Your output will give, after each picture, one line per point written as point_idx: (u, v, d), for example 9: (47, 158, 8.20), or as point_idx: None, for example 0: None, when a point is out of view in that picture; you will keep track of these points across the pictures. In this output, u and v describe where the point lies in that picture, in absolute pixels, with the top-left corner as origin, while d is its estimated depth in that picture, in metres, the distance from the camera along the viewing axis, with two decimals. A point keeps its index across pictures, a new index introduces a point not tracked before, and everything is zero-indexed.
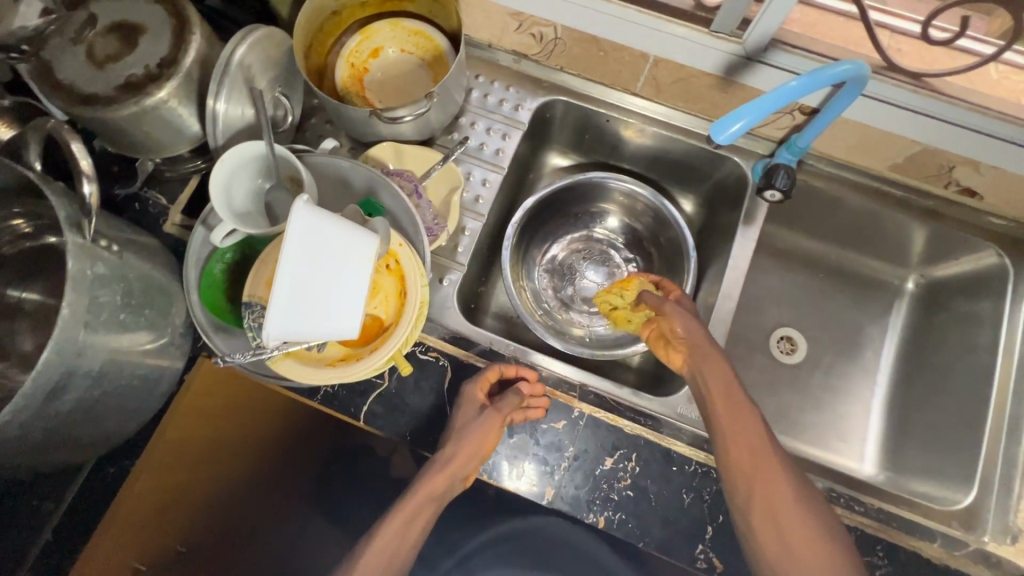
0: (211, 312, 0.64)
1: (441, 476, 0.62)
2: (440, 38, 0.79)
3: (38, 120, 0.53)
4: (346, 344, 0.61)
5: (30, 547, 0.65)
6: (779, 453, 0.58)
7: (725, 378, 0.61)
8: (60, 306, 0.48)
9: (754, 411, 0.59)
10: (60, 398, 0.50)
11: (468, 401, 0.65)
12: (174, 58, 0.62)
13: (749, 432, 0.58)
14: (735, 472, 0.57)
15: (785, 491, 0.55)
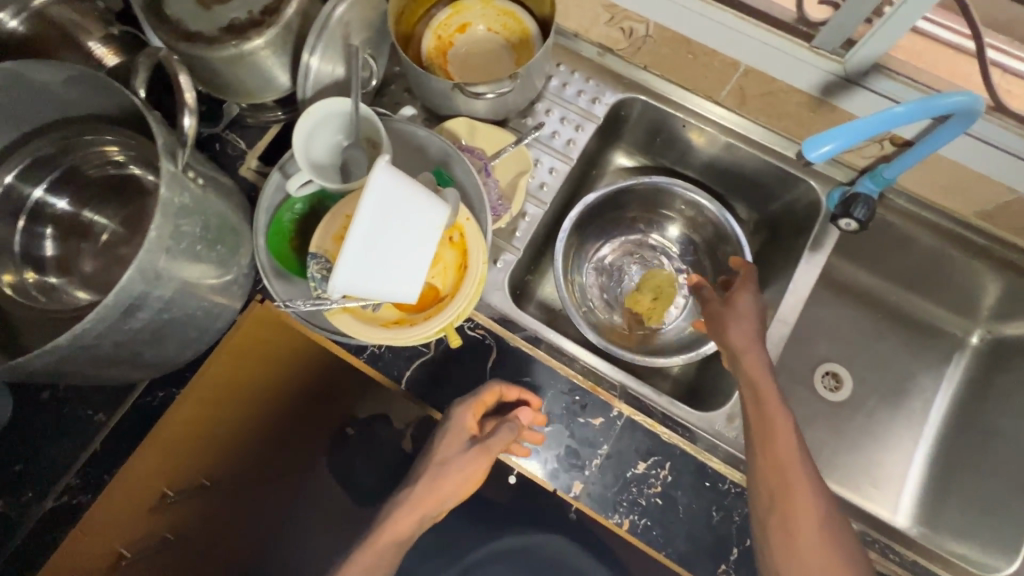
0: (276, 258, 0.66)
1: (411, 512, 0.62)
2: (529, 21, 0.79)
3: (152, 49, 0.55)
4: (401, 308, 0.61)
5: (74, 458, 0.67)
6: (806, 464, 0.56)
7: (761, 379, 0.60)
8: (149, 229, 0.50)
9: (786, 417, 0.58)
10: (135, 316, 0.52)
11: (457, 429, 0.63)
12: (277, 7, 0.63)
13: (783, 452, 0.56)
14: (759, 478, 0.57)
15: (808, 502, 0.55)
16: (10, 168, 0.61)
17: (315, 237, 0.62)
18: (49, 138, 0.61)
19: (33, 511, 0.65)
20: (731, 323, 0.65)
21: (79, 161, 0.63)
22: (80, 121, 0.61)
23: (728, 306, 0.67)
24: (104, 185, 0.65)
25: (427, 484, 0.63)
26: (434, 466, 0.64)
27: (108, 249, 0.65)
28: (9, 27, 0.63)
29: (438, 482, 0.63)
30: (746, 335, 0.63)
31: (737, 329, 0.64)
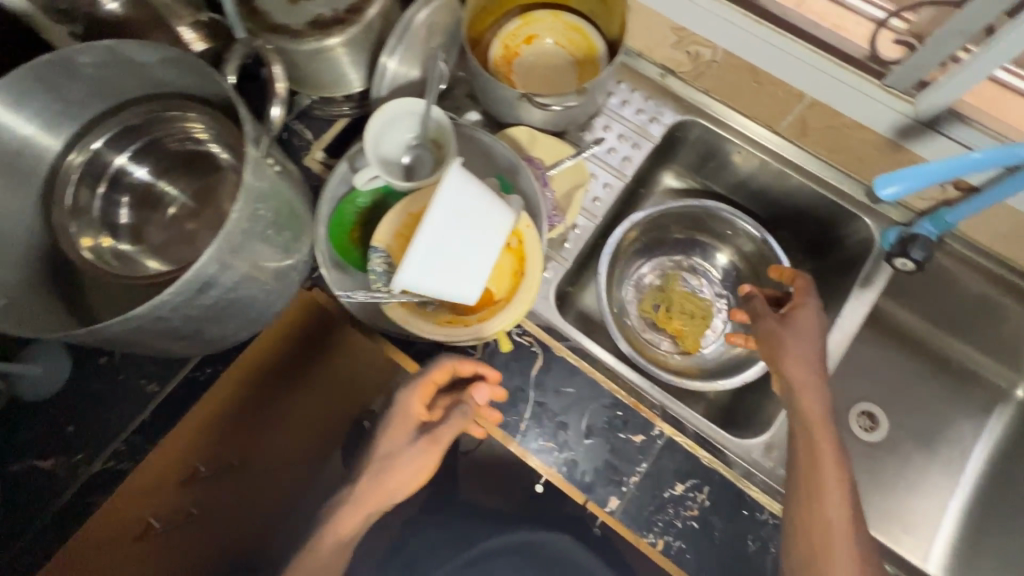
0: (336, 248, 0.68)
1: (352, 514, 0.59)
2: (596, 38, 0.80)
3: (249, 38, 0.58)
4: (456, 308, 0.62)
5: (120, 425, 0.68)
6: (853, 510, 0.57)
7: (819, 419, 0.61)
8: (231, 211, 0.52)
9: (839, 461, 0.59)
10: (206, 293, 0.54)
11: (405, 416, 0.62)
12: (361, 7, 0.65)
13: (825, 495, 0.57)
14: (801, 515, 0.57)
15: (851, 548, 0.55)
16: (98, 135, 0.63)
17: (378, 231, 0.63)
18: (135, 110, 0.63)
19: (79, 473, 0.66)
20: (792, 354, 0.63)
21: (160, 134, 0.65)
22: (168, 98, 0.63)
23: (791, 324, 0.65)
24: (179, 159, 0.67)
25: (370, 482, 0.60)
26: (378, 460, 0.61)
27: (175, 225, 0.67)
28: (108, 8, 0.63)
29: (380, 478, 0.60)
30: (806, 367, 0.63)
31: (795, 362, 0.63)
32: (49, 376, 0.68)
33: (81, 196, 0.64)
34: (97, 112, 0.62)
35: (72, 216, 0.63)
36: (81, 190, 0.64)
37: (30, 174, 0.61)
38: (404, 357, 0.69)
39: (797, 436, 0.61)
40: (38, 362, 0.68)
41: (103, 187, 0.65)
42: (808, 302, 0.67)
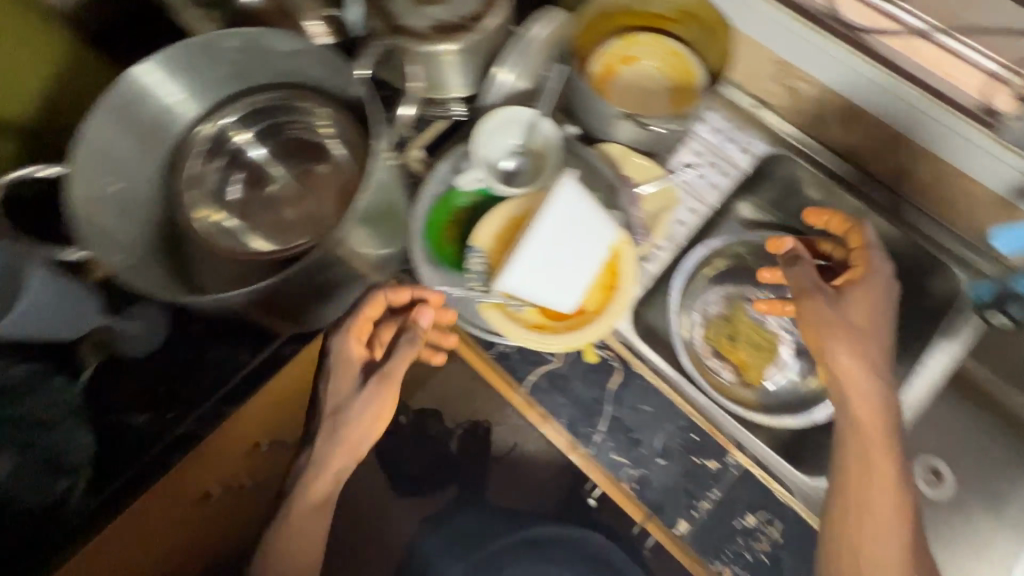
0: (430, 243, 0.69)
1: (322, 473, 0.65)
2: (696, 65, 0.80)
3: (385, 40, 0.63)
4: (545, 315, 0.63)
5: (204, 392, 0.70)
6: (898, 514, 0.59)
7: (874, 423, 0.60)
8: (354, 198, 0.53)
9: (890, 466, 0.59)
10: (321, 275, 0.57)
11: (348, 359, 0.65)
12: (481, 16, 0.67)
13: (871, 505, 0.58)
14: (839, 519, 0.59)
15: (888, 550, 0.58)
16: (228, 112, 0.67)
17: (478, 232, 0.65)
18: (266, 94, 0.66)
19: (164, 435, 0.69)
20: (841, 348, 0.61)
21: (282, 118, 0.67)
22: (296, 87, 0.65)
23: (837, 303, 0.62)
24: (295, 145, 0.68)
25: (331, 440, 0.65)
26: (327, 415, 0.66)
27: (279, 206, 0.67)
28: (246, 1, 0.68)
29: (334, 436, 0.65)
30: (858, 364, 0.61)
31: (848, 361, 0.61)
32: (148, 337, 0.69)
33: (204, 167, 0.67)
34: (235, 88, 0.66)
35: (191, 183, 0.67)
36: (204, 161, 0.67)
37: (163, 138, 0.64)
38: (483, 360, 0.70)
39: (847, 442, 0.60)
40: (140, 321, 0.68)
41: (221, 162, 0.67)
42: (873, 265, 0.64)
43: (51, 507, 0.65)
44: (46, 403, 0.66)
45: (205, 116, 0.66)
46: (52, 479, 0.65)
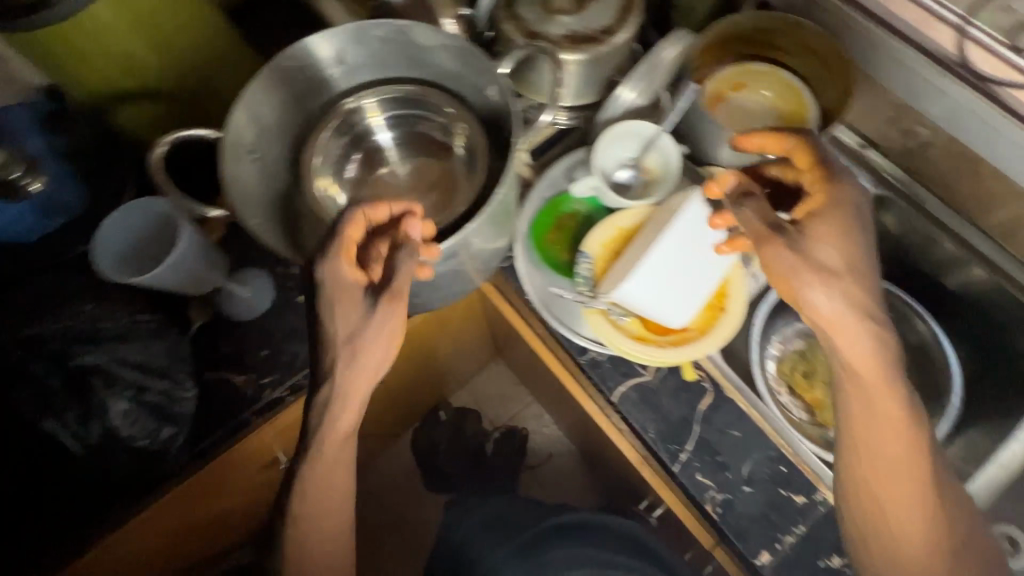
0: (534, 244, 0.71)
1: (347, 408, 0.60)
2: (809, 101, 0.80)
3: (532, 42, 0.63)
4: (647, 327, 0.64)
5: (292, 362, 0.71)
6: (924, 465, 0.55)
7: (871, 374, 0.54)
8: (496, 189, 0.57)
9: (902, 419, 0.55)
10: (446, 259, 0.59)
11: (346, 284, 0.56)
12: (613, 30, 0.69)
13: (888, 458, 0.55)
14: (864, 492, 0.56)
15: (922, 510, 0.55)
16: (358, 99, 0.67)
17: (589, 238, 0.67)
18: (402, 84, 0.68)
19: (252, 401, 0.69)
20: (808, 291, 0.54)
21: (414, 110, 0.68)
22: (435, 88, 0.67)
23: (804, 244, 0.54)
24: (421, 139, 0.70)
25: (351, 373, 0.58)
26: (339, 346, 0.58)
27: (397, 194, 0.69)
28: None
29: (347, 369, 0.58)
30: (826, 301, 0.53)
31: (812, 299, 0.54)
32: (257, 302, 0.72)
33: (328, 149, 0.67)
34: (373, 75, 0.68)
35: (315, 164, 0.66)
36: (330, 143, 0.67)
37: (299, 112, 0.67)
38: (566, 364, 0.74)
39: (845, 398, 0.57)
40: (251, 286, 0.72)
41: (345, 146, 0.69)
42: (840, 186, 0.55)
43: (148, 455, 0.64)
44: (158, 347, 0.65)
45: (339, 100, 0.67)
46: (156, 425, 0.64)
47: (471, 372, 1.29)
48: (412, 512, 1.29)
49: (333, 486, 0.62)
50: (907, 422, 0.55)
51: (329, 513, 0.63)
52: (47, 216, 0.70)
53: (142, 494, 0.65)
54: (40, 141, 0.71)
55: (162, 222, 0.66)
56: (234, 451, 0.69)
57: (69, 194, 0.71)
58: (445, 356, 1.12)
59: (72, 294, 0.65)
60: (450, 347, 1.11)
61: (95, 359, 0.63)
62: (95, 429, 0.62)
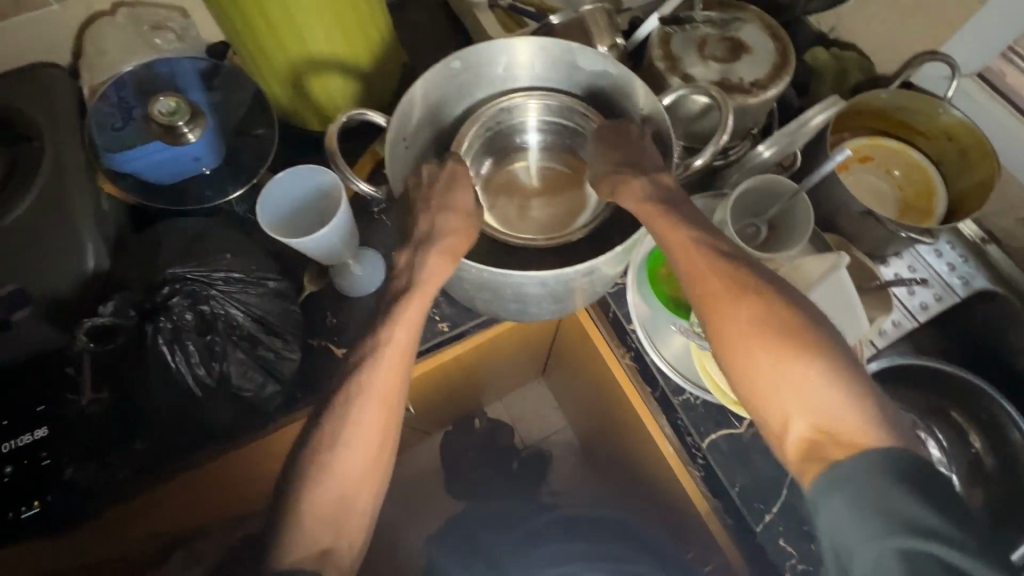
0: (648, 274, 0.72)
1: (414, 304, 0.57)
2: (938, 182, 0.81)
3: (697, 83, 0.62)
4: None
5: None
6: (788, 324, 0.51)
7: (692, 262, 0.55)
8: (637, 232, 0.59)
9: (725, 284, 0.54)
10: (578, 280, 0.60)
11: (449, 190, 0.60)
12: (765, 85, 0.70)
13: (745, 327, 0.52)
14: (736, 380, 0.53)
15: (806, 371, 0.50)
16: (516, 98, 0.69)
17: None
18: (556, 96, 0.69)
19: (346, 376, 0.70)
20: (669, 228, 0.56)
21: (561, 121, 0.71)
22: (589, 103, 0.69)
23: None
24: (561, 146, 0.74)
25: (446, 234, 0.58)
26: (438, 203, 0.59)
27: (531, 190, 0.74)
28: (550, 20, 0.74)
29: (446, 219, 0.59)
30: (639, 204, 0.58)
31: (684, 232, 0.56)
32: (367, 279, 0.72)
33: (478, 141, 0.70)
34: (531, 80, 0.69)
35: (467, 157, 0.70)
36: (480, 138, 0.70)
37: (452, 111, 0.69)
38: (646, 402, 0.73)
39: (677, 270, 0.56)
40: (362, 263, 0.72)
41: (491, 141, 0.72)
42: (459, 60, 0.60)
43: (243, 404, 0.66)
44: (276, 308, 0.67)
45: (496, 103, 0.68)
46: (259, 379, 0.66)
47: (515, 387, 1.29)
48: (427, 516, 1.25)
49: (403, 350, 0.56)
50: (729, 284, 0.54)
51: (392, 377, 0.55)
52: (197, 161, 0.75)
53: (226, 440, 0.67)
54: (200, 93, 0.77)
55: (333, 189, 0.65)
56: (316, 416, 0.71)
57: (218, 143, 0.76)
58: (500, 367, 1.11)
59: (213, 240, 0.66)
60: (506, 359, 1.10)
61: (227, 308, 0.64)
62: (209, 372, 0.64)
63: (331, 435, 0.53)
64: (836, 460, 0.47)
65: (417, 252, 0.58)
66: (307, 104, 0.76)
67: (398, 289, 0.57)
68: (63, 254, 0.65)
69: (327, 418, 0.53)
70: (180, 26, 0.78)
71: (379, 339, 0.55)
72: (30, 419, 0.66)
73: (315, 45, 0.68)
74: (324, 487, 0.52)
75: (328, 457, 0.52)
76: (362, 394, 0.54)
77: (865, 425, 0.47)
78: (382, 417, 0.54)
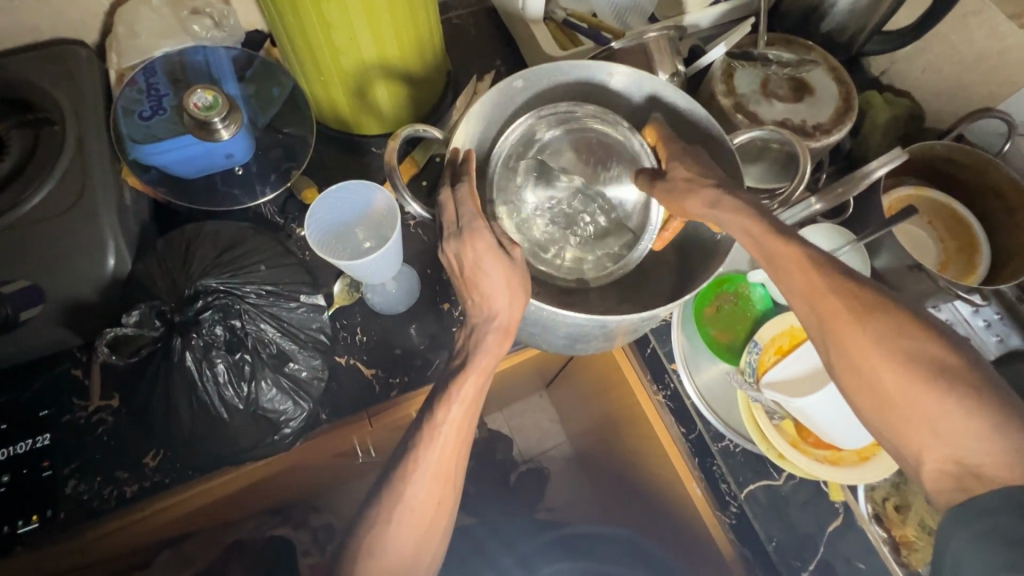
0: (693, 310, 0.73)
1: (470, 386, 0.53)
2: (977, 230, 0.78)
3: (777, 126, 0.60)
4: (799, 433, 0.65)
5: (424, 369, 0.68)
6: (916, 346, 0.47)
7: (807, 280, 0.51)
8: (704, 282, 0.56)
9: (845, 302, 0.50)
10: (636, 324, 0.57)
11: (494, 253, 0.53)
12: (829, 129, 0.68)
13: (871, 349, 0.48)
14: (860, 409, 0.50)
15: (939, 399, 0.46)
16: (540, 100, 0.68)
17: (763, 329, 0.67)
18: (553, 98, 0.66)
19: (378, 401, 0.67)
20: (776, 242, 0.51)
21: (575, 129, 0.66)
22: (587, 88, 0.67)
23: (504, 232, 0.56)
24: (601, 154, 0.67)
25: (507, 300, 0.53)
26: (469, 279, 0.54)
27: (611, 227, 0.69)
28: (611, 46, 0.69)
29: (499, 303, 0.53)
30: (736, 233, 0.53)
31: (799, 249, 0.51)
32: (404, 296, 0.70)
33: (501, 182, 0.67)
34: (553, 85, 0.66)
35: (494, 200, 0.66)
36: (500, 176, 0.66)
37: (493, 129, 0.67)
38: (678, 444, 0.70)
39: (788, 290, 0.52)
40: (398, 279, 0.70)
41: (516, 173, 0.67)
42: (401, 133, 0.55)
43: (269, 427, 0.62)
44: (314, 334, 0.65)
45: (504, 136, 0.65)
46: (286, 401, 0.62)
47: (517, 398, 1.20)
48: None
49: (461, 432, 0.53)
50: (848, 302, 0.50)
51: (447, 462, 0.52)
52: (230, 158, 0.70)
53: (244, 462, 0.64)
54: (234, 85, 0.73)
55: (385, 212, 0.63)
56: (335, 438, 0.68)
57: (251, 141, 0.71)
58: (509, 384, 1.04)
59: (246, 248, 0.64)
60: (516, 377, 1.04)
61: (259, 324, 0.61)
62: (237, 393, 0.60)
63: (385, 511, 0.51)
64: (981, 495, 0.44)
65: (471, 334, 0.55)
66: (345, 103, 0.71)
67: (466, 338, 0.55)
68: (82, 251, 0.60)
69: (380, 500, 0.52)
70: (218, 13, 0.74)
71: (434, 420, 0.52)
72: (32, 425, 0.62)
73: (367, 48, 0.64)
74: (380, 565, 0.50)
75: (383, 532, 0.51)
76: (416, 471, 0.51)
77: (1013, 459, 0.43)
78: (434, 496, 0.52)
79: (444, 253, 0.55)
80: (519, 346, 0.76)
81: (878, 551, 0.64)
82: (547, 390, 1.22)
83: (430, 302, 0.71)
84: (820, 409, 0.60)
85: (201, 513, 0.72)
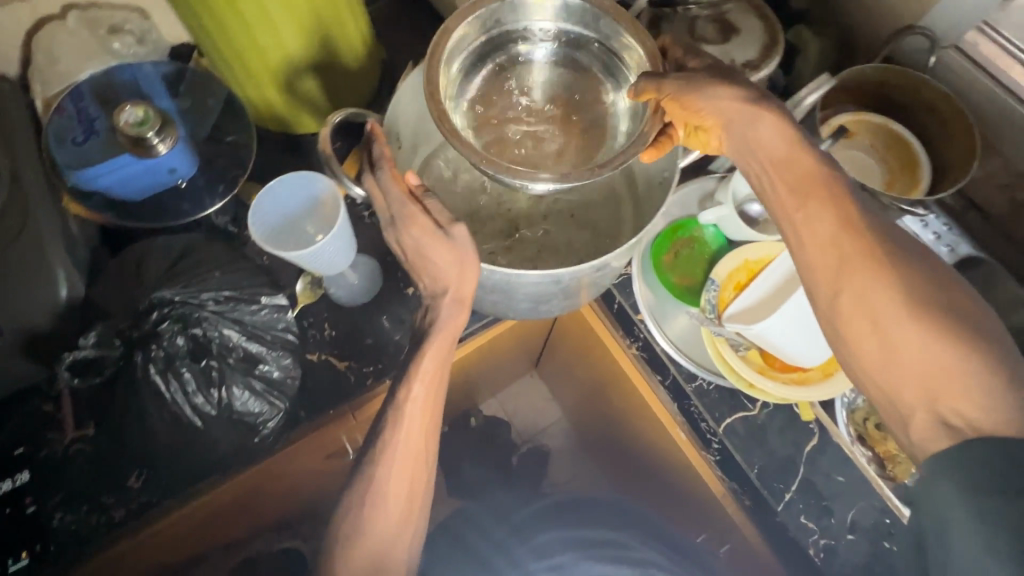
0: (651, 258, 0.74)
1: (431, 358, 0.54)
2: (917, 149, 0.80)
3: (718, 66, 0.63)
4: (766, 361, 0.67)
5: (396, 354, 0.69)
6: (929, 295, 0.48)
7: (838, 209, 0.51)
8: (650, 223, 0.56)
9: (868, 241, 0.50)
10: (590, 276, 0.58)
11: (443, 239, 0.53)
12: (756, 65, 0.69)
13: (881, 290, 0.48)
14: (851, 349, 0.50)
15: (934, 345, 0.46)
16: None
17: (719, 265, 0.69)
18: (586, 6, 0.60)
19: (358, 393, 0.67)
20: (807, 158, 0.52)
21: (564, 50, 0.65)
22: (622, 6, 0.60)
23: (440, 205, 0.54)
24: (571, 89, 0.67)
25: (458, 273, 0.53)
26: (418, 262, 0.55)
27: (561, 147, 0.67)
28: None
29: (448, 276, 0.53)
30: (745, 144, 0.54)
31: (830, 176, 0.52)
32: (365, 286, 0.70)
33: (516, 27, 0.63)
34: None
35: (490, 35, 0.62)
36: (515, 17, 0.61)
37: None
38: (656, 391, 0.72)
39: (800, 220, 0.52)
40: (357, 270, 0.70)
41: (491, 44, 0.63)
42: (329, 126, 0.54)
43: (246, 431, 0.63)
44: (281, 337, 0.65)
45: None
46: (260, 403, 0.63)
47: (506, 381, 1.20)
48: None
49: (427, 406, 0.54)
50: (870, 243, 0.50)
51: (417, 436, 0.53)
52: (173, 172, 0.69)
53: (230, 470, 0.64)
54: (167, 98, 0.72)
55: (330, 201, 0.63)
56: (317, 436, 0.68)
57: (193, 152, 0.71)
58: (495, 366, 1.04)
59: (198, 256, 0.64)
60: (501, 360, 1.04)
61: (221, 330, 0.61)
62: (208, 400, 0.61)
63: (364, 492, 0.52)
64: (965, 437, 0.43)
65: (429, 308, 0.55)
66: (281, 101, 0.71)
67: (427, 313, 0.56)
68: (33, 282, 0.60)
69: (360, 483, 0.52)
70: (138, 29, 0.74)
71: (399, 395, 0.53)
72: (10, 464, 0.62)
73: (291, 42, 0.64)
74: (367, 548, 0.51)
75: (367, 512, 0.52)
76: (388, 449, 0.53)
77: (993, 405, 0.43)
78: (408, 472, 0.53)
79: (396, 242, 0.56)
80: (493, 320, 0.77)
81: (856, 466, 0.66)
82: (537, 368, 1.22)
83: (395, 289, 0.71)
84: (784, 336, 0.62)
85: (196, 532, 0.72)
